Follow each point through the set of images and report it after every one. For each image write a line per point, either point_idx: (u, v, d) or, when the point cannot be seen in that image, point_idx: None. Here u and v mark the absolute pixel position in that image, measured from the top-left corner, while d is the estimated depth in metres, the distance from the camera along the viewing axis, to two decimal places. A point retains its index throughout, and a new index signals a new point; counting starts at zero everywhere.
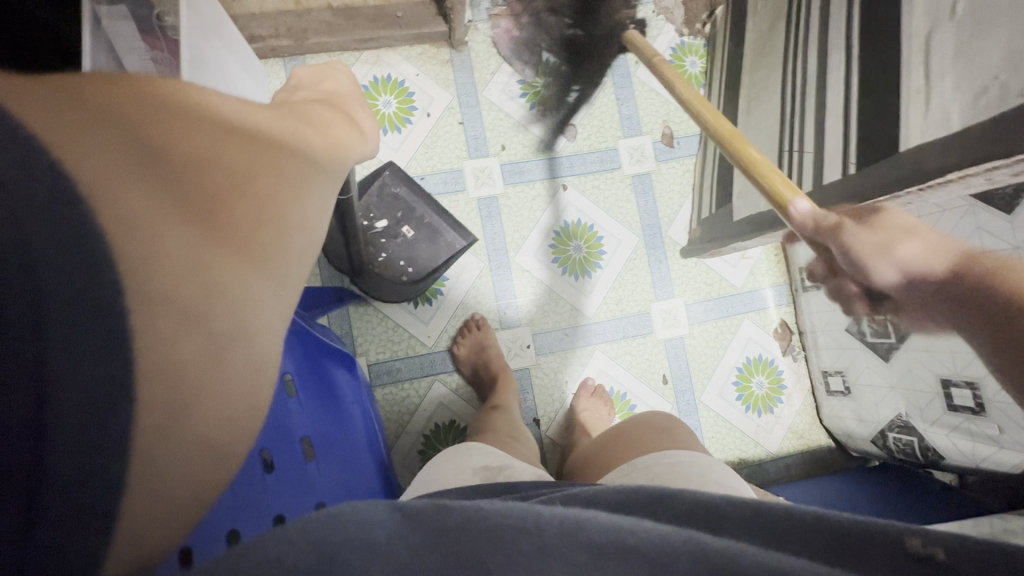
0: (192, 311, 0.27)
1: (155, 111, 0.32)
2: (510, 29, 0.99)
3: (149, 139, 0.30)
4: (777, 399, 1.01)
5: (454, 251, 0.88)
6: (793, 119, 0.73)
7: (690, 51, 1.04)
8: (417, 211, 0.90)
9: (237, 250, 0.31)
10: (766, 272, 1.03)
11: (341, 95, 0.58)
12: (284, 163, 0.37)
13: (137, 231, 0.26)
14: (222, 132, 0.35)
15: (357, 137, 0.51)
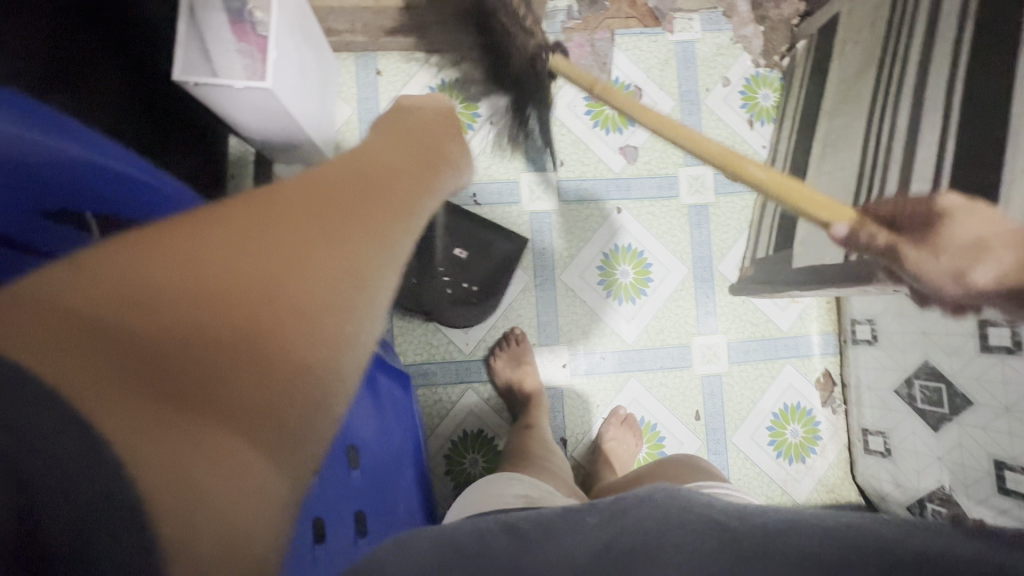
0: (182, 478, 0.24)
1: (174, 235, 0.30)
2: (581, 44, 0.98)
3: (152, 274, 0.28)
4: (810, 450, 0.98)
5: (515, 260, 0.93)
6: (873, 174, 0.71)
7: (764, 84, 1.01)
8: (470, 231, 0.92)
9: (240, 396, 0.27)
10: (815, 319, 1.00)
11: (419, 138, 0.52)
12: (309, 249, 0.32)
13: (129, 397, 0.24)
14: (242, 237, 0.31)
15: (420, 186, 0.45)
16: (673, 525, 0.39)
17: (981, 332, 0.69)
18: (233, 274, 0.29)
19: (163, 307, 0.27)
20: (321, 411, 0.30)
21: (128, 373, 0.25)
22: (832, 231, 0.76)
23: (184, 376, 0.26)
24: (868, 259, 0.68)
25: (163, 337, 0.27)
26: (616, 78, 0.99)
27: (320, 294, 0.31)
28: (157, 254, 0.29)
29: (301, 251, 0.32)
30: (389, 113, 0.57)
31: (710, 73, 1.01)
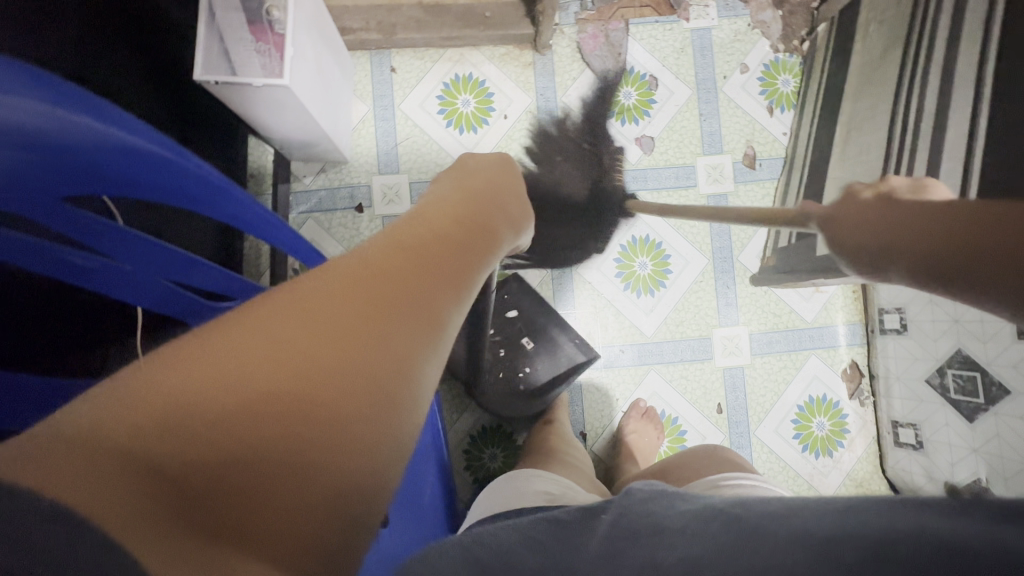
0: None
1: (229, 345, 0.28)
2: (595, 35, 0.98)
3: (204, 397, 0.26)
4: (837, 443, 0.96)
5: (573, 366, 0.88)
6: (901, 156, 0.69)
7: (784, 69, 0.99)
8: (539, 324, 0.90)
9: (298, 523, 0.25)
10: (840, 308, 0.97)
11: (467, 197, 0.53)
12: (382, 355, 0.31)
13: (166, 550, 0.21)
14: (308, 342, 0.29)
15: (478, 260, 0.44)
16: (687, 518, 0.38)
17: None
18: (297, 392, 0.28)
19: (205, 430, 0.25)
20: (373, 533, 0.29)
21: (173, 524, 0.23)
22: None
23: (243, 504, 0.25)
24: None
25: (208, 459, 0.25)
26: (631, 69, 0.98)
27: (387, 399, 0.30)
28: (212, 369, 0.27)
29: (352, 345, 0.30)
30: (441, 181, 0.59)
31: (728, 60, 0.99)
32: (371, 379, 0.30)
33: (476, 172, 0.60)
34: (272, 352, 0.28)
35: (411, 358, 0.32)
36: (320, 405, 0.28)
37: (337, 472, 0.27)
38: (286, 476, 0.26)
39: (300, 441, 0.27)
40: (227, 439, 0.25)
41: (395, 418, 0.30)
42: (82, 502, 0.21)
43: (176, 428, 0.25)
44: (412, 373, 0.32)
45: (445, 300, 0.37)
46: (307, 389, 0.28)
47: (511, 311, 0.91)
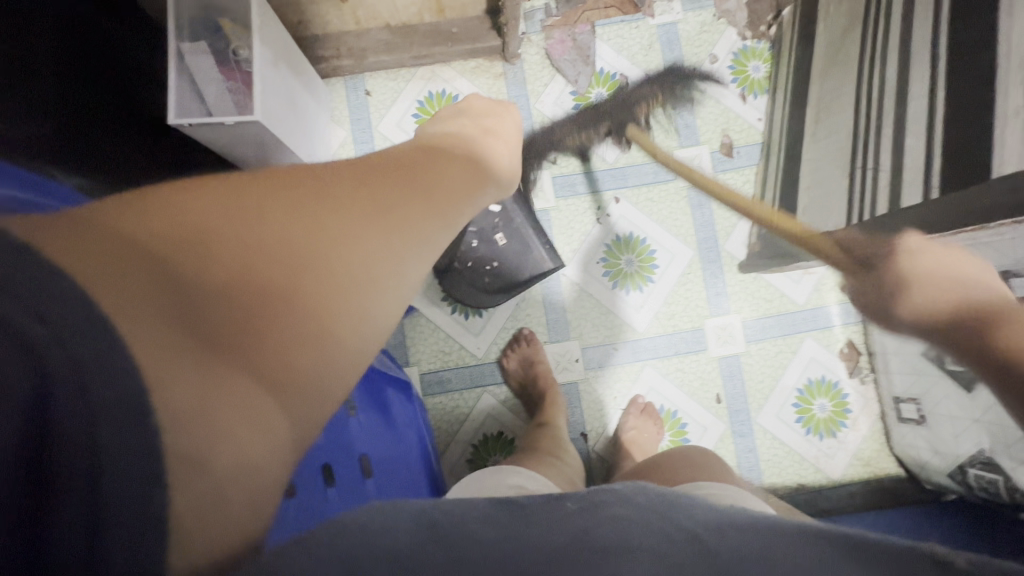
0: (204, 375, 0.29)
1: (242, 193, 0.36)
2: (562, 40, 0.99)
3: (207, 221, 0.34)
4: (840, 423, 0.95)
5: (540, 271, 0.90)
6: (868, 133, 0.69)
7: (754, 55, 0.99)
8: (515, 221, 0.88)
9: (278, 321, 0.33)
10: (832, 288, 0.97)
11: (459, 136, 0.62)
12: (368, 220, 0.39)
13: (158, 310, 0.29)
14: (307, 201, 0.37)
15: (470, 187, 0.53)
16: (645, 518, 0.38)
17: None
18: (293, 230, 0.35)
19: (207, 243, 0.32)
20: (354, 358, 0.37)
21: (171, 296, 0.30)
22: (833, 197, 0.74)
23: (236, 299, 0.32)
24: (871, 221, 0.65)
25: (205, 281, 0.31)
26: (601, 69, 0.99)
27: (373, 253, 0.38)
28: (223, 208, 0.35)
29: (336, 225, 0.37)
30: (445, 120, 0.68)
31: (696, 51, 0.99)
32: (356, 238, 0.37)
33: (479, 130, 0.67)
34: (270, 216, 0.35)
35: (399, 233, 0.40)
36: (302, 266, 0.34)
37: (305, 325, 0.34)
38: (267, 312, 0.32)
39: (283, 283, 0.33)
40: (224, 267, 0.32)
41: (375, 270, 0.38)
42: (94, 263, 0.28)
43: (186, 250, 0.32)
44: (383, 268, 0.38)
45: (430, 202, 0.45)
46: (295, 251, 0.34)
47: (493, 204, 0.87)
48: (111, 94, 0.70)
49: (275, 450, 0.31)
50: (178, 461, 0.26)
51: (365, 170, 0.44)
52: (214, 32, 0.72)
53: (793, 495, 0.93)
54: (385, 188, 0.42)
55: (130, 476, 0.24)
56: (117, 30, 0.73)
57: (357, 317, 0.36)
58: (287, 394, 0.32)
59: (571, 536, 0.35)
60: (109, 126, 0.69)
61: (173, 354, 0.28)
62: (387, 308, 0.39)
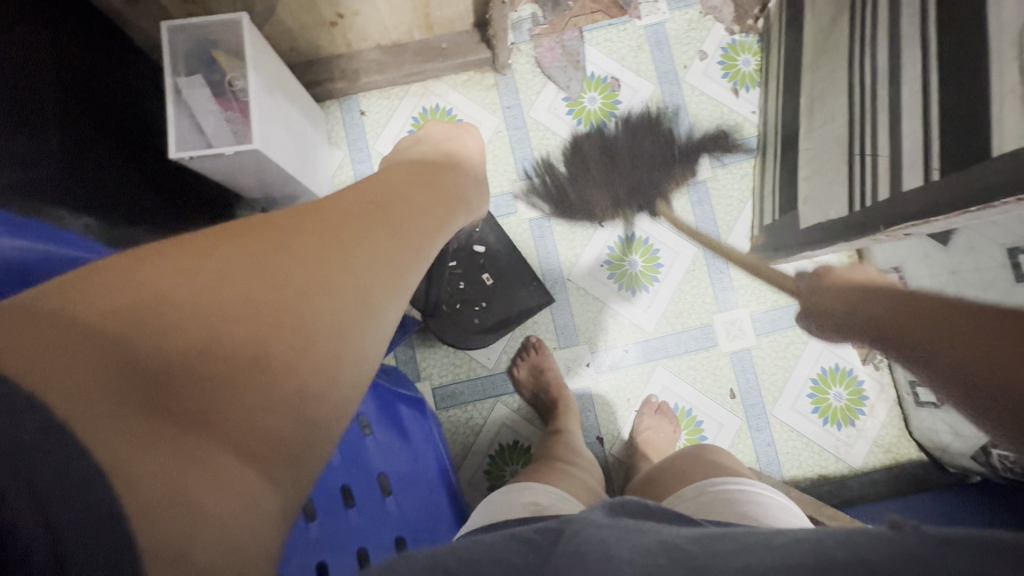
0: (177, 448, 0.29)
1: (194, 267, 0.38)
2: (552, 47, 1.00)
3: (164, 298, 0.35)
4: (858, 411, 0.94)
5: (530, 308, 0.93)
6: (863, 120, 0.69)
7: (743, 49, 1.00)
8: (501, 262, 0.93)
9: (248, 385, 0.35)
10: None
11: (420, 167, 0.65)
12: (328, 279, 0.42)
13: (124, 393, 0.29)
14: (264, 268, 0.40)
15: (431, 223, 0.57)
16: (656, 545, 0.39)
17: (1013, 261, 0.66)
18: (253, 299, 0.38)
19: (169, 320, 0.34)
20: (330, 406, 0.39)
21: (136, 376, 0.31)
22: (833, 186, 0.74)
23: (204, 370, 0.33)
24: (873, 207, 0.65)
25: (170, 359, 0.33)
26: (592, 74, 1.00)
27: (336, 310, 0.41)
28: (177, 285, 0.36)
29: (299, 291, 0.40)
30: (418, 145, 0.72)
31: (685, 50, 1.00)
32: (318, 296, 0.41)
33: (441, 156, 0.70)
34: (232, 289, 0.38)
35: (360, 283, 0.44)
36: (269, 334, 0.37)
37: (279, 387, 0.36)
38: (237, 378, 0.35)
39: (251, 351, 0.36)
40: (188, 343, 0.34)
41: (340, 322, 0.41)
42: (51, 354, 0.28)
43: (149, 330, 0.33)
44: (347, 324, 0.42)
45: (388, 247, 0.49)
46: (261, 321, 0.38)
47: (479, 247, 0.93)
48: (103, 118, 0.71)
49: (262, 510, 0.32)
50: (161, 540, 0.25)
51: (321, 221, 0.46)
52: (208, 64, 0.73)
53: (815, 487, 0.92)
54: (344, 241, 0.45)
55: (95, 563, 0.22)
56: (104, 64, 0.73)
57: (326, 369, 0.39)
58: (265, 455, 0.34)
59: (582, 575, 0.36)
60: (105, 152, 0.70)
61: (141, 435, 0.28)
62: (358, 357, 0.42)
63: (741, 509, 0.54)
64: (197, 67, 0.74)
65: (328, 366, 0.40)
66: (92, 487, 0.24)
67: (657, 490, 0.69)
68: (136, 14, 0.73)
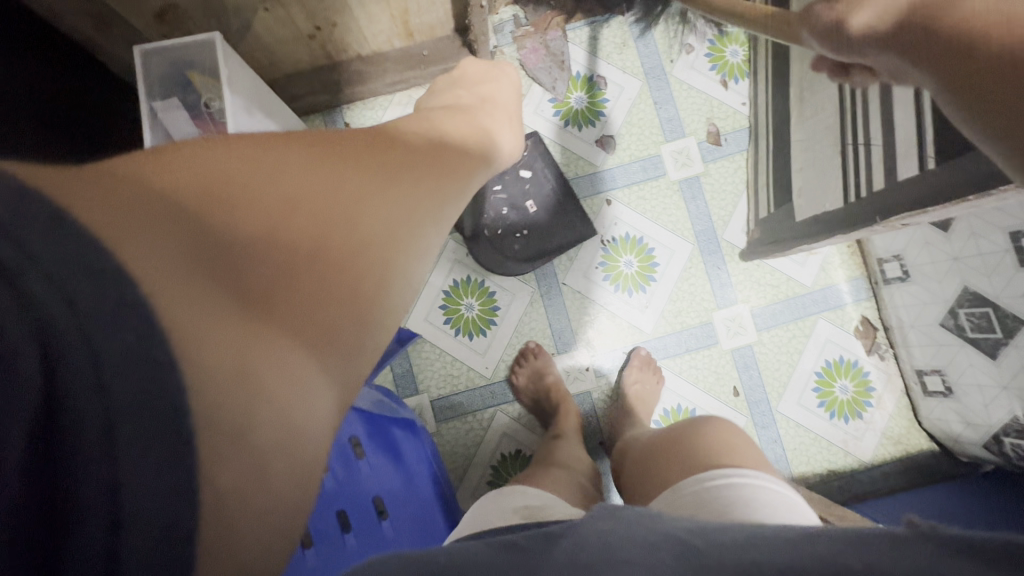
0: (246, 331, 0.29)
1: (253, 163, 0.37)
2: (535, 48, 0.98)
3: (227, 184, 0.34)
4: (865, 403, 0.93)
5: (572, 239, 0.93)
6: (855, 109, 0.67)
7: (730, 40, 0.98)
8: (546, 188, 0.94)
9: (311, 279, 0.34)
10: (839, 266, 0.95)
11: (458, 110, 0.64)
12: (380, 196, 0.42)
13: (195, 265, 0.29)
14: (321, 173, 0.40)
15: (470, 168, 0.56)
16: (653, 556, 0.37)
17: (1015, 244, 0.63)
18: (312, 198, 0.38)
19: (232, 206, 0.33)
20: (380, 319, 0.39)
21: (208, 250, 0.30)
22: (827, 177, 0.72)
23: (270, 259, 0.33)
24: (869, 198, 0.63)
25: (236, 245, 0.32)
26: (577, 73, 0.98)
27: (388, 225, 0.41)
28: (238, 175, 0.36)
29: (354, 205, 0.40)
30: (449, 91, 0.69)
31: (670, 44, 0.98)
32: (372, 209, 0.41)
33: (477, 104, 0.68)
34: (291, 189, 0.37)
35: (407, 205, 0.44)
36: (331, 232, 0.37)
37: (338, 294, 0.36)
38: (300, 272, 0.34)
39: (312, 249, 0.35)
40: (253, 229, 0.33)
41: (392, 239, 0.41)
42: (126, 209, 0.28)
43: (216, 209, 0.32)
44: (399, 244, 0.42)
45: (430, 178, 0.49)
46: (322, 223, 0.37)
47: (526, 172, 0.93)
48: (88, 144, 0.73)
49: (317, 410, 0.32)
50: (227, 420, 0.26)
51: (370, 144, 0.46)
52: (185, 86, 0.72)
53: (825, 483, 0.90)
54: (391, 166, 0.45)
55: (155, 485, 0.21)
56: None
57: (380, 282, 0.39)
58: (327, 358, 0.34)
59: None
60: None
61: (216, 312, 0.28)
62: (406, 278, 0.42)
63: (752, 506, 0.51)
64: (175, 90, 0.73)
65: (380, 281, 0.39)
66: (164, 393, 0.22)
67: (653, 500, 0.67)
68: (105, 40, 0.73)
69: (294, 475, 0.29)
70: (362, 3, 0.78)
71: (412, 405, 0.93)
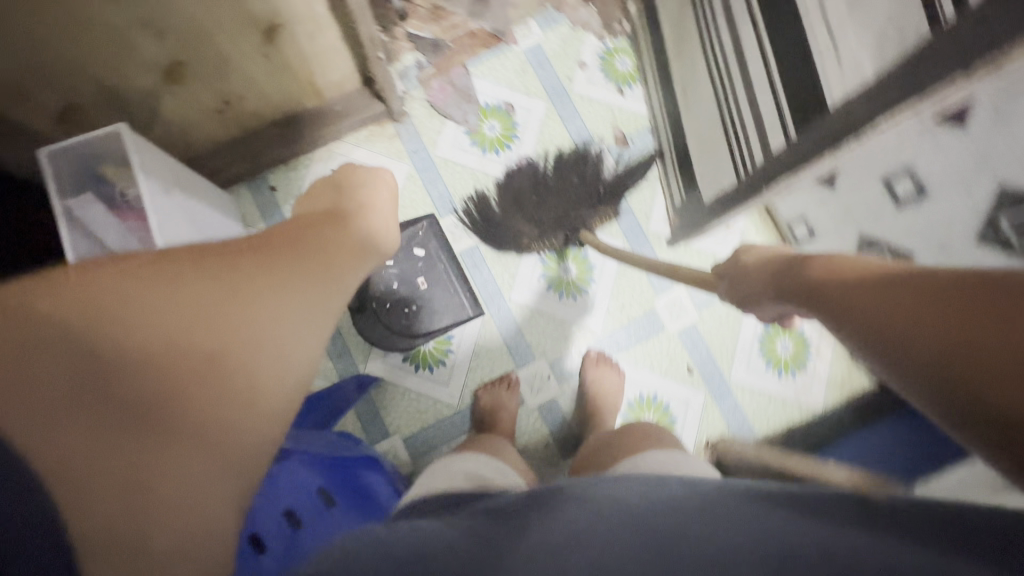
0: (123, 454, 0.33)
1: (136, 278, 0.41)
2: (442, 87, 1.04)
3: (106, 308, 0.38)
4: (806, 356, 0.99)
5: (463, 317, 0.96)
6: (728, 97, 0.74)
7: (618, 52, 1.07)
8: (439, 267, 0.98)
9: (193, 388, 0.38)
10: (757, 236, 1.03)
11: (363, 195, 0.66)
12: (267, 298, 0.46)
13: (64, 404, 0.33)
14: (203, 283, 0.43)
15: (365, 255, 0.59)
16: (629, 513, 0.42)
17: (889, 190, 0.73)
18: (191, 311, 0.41)
19: (107, 330, 0.37)
20: (273, 412, 0.43)
21: (82, 385, 0.34)
22: (720, 158, 0.79)
23: (151, 378, 0.37)
24: (755, 170, 0.70)
25: (118, 368, 0.36)
26: (486, 104, 1.04)
27: (277, 325, 0.45)
28: (117, 296, 0.39)
29: (238, 312, 0.43)
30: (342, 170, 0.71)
31: (566, 64, 1.06)
32: (256, 311, 0.44)
33: (359, 209, 0.64)
34: (168, 302, 0.41)
35: (294, 302, 0.47)
36: (215, 343, 0.41)
37: (226, 389, 0.40)
38: (182, 385, 0.38)
39: (191, 361, 0.39)
40: (127, 352, 0.37)
41: (281, 337, 0.45)
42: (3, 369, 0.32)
43: (90, 339, 0.36)
44: (289, 340, 0.45)
45: (318, 268, 0.52)
46: (203, 334, 0.40)
47: (420, 250, 0.98)
48: None
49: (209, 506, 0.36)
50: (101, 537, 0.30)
51: (252, 248, 0.49)
52: (99, 181, 0.73)
53: (787, 438, 0.96)
54: (280, 267, 0.49)
55: None
56: None
57: (269, 383, 0.43)
58: (217, 446, 0.37)
59: (549, 568, 0.36)
60: None
61: (92, 442, 0.32)
62: (298, 368, 0.46)
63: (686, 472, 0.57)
64: (88, 185, 0.74)
65: (271, 372, 0.43)
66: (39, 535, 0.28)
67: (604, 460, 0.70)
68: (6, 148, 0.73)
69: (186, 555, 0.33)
70: (265, 73, 0.82)
71: (385, 449, 0.93)
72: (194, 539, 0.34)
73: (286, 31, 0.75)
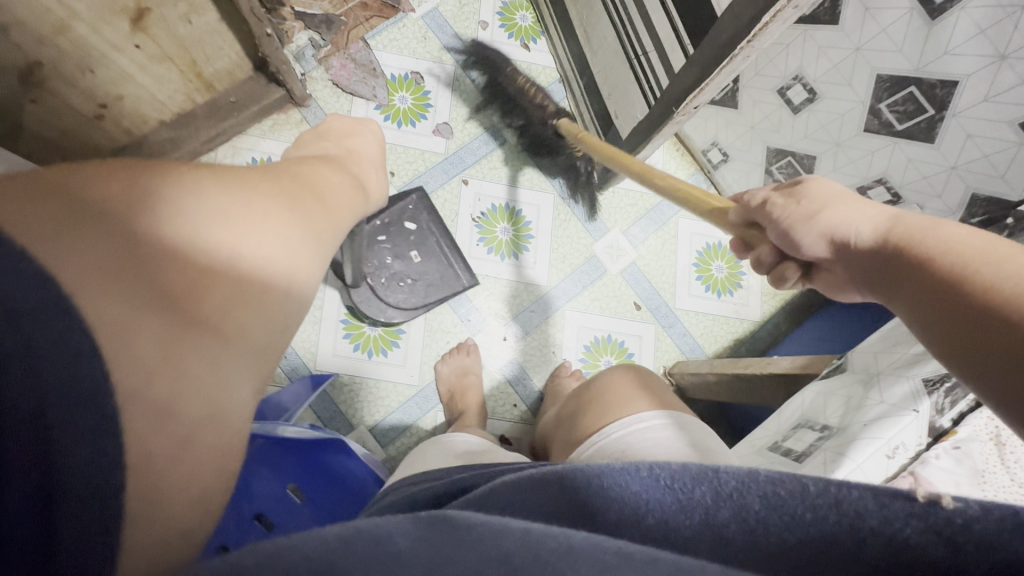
0: (164, 343, 0.31)
1: (158, 173, 0.37)
2: (343, 64, 0.99)
3: (130, 198, 0.34)
4: (740, 274, 1.05)
5: (456, 289, 0.94)
6: (626, 30, 0.76)
7: (517, 7, 1.06)
8: (431, 241, 0.94)
9: (224, 291, 0.35)
10: (677, 168, 1.07)
11: (358, 150, 0.63)
12: (286, 218, 0.42)
13: (99, 280, 0.29)
14: (226, 190, 0.39)
15: (358, 197, 0.56)
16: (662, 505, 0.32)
17: (784, 97, 0.77)
18: (218, 212, 0.37)
19: (130, 219, 0.33)
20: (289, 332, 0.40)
21: (117, 265, 0.31)
22: (629, 92, 0.81)
23: (187, 272, 0.34)
24: (663, 95, 0.73)
25: (149, 258, 0.33)
26: (392, 75, 1.01)
27: (300, 247, 0.42)
28: (136, 187, 0.35)
29: (264, 224, 0.40)
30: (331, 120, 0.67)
31: (466, 25, 1.04)
32: (282, 228, 0.41)
33: (344, 154, 0.61)
34: (190, 202, 0.37)
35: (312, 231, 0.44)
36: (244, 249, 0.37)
37: (251, 298, 0.37)
38: (213, 285, 0.35)
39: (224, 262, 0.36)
40: (157, 243, 0.33)
41: (302, 262, 0.42)
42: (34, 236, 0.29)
43: (116, 225, 0.32)
44: (307, 266, 0.42)
45: (327, 205, 0.48)
46: (230, 238, 0.37)
47: (410, 223, 0.94)
48: None
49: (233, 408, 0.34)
50: (145, 418, 0.28)
51: (267, 174, 0.45)
52: None
53: (734, 352, 1.02)
54: (297, 196, 0.45)
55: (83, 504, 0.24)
56: None
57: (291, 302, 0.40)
58: (242, 352, 0.35)
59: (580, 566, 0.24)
60: None
61: (134, 323, 0.29)
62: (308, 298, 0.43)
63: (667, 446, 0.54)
64: None
65: (290, 288, 0.40)
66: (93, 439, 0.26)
67: (579, 410, 0.68)
68: None
69: (212, 446, 0.32)
70: (141, 66, 0.75)
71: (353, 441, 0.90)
72: (218, 441, 0.32)
73: (155, 17, 0.68)
